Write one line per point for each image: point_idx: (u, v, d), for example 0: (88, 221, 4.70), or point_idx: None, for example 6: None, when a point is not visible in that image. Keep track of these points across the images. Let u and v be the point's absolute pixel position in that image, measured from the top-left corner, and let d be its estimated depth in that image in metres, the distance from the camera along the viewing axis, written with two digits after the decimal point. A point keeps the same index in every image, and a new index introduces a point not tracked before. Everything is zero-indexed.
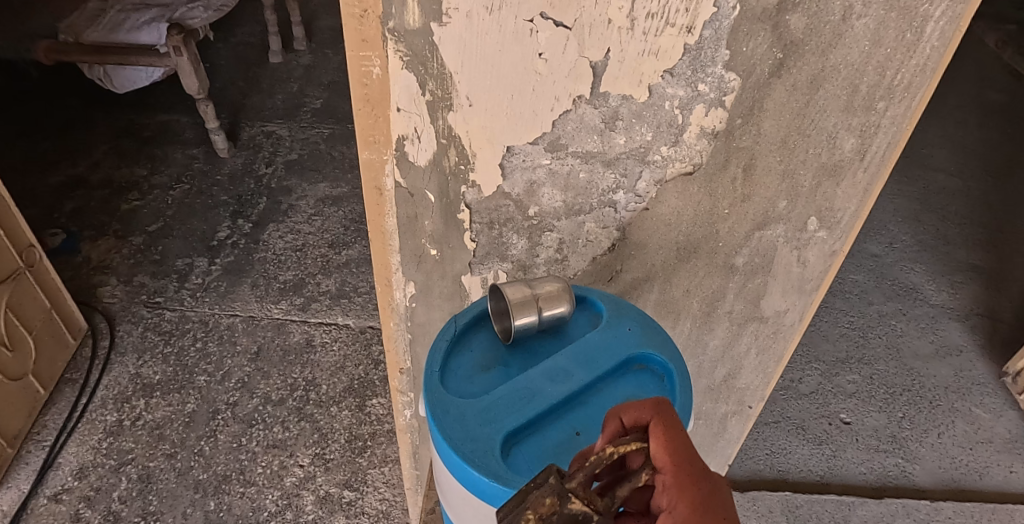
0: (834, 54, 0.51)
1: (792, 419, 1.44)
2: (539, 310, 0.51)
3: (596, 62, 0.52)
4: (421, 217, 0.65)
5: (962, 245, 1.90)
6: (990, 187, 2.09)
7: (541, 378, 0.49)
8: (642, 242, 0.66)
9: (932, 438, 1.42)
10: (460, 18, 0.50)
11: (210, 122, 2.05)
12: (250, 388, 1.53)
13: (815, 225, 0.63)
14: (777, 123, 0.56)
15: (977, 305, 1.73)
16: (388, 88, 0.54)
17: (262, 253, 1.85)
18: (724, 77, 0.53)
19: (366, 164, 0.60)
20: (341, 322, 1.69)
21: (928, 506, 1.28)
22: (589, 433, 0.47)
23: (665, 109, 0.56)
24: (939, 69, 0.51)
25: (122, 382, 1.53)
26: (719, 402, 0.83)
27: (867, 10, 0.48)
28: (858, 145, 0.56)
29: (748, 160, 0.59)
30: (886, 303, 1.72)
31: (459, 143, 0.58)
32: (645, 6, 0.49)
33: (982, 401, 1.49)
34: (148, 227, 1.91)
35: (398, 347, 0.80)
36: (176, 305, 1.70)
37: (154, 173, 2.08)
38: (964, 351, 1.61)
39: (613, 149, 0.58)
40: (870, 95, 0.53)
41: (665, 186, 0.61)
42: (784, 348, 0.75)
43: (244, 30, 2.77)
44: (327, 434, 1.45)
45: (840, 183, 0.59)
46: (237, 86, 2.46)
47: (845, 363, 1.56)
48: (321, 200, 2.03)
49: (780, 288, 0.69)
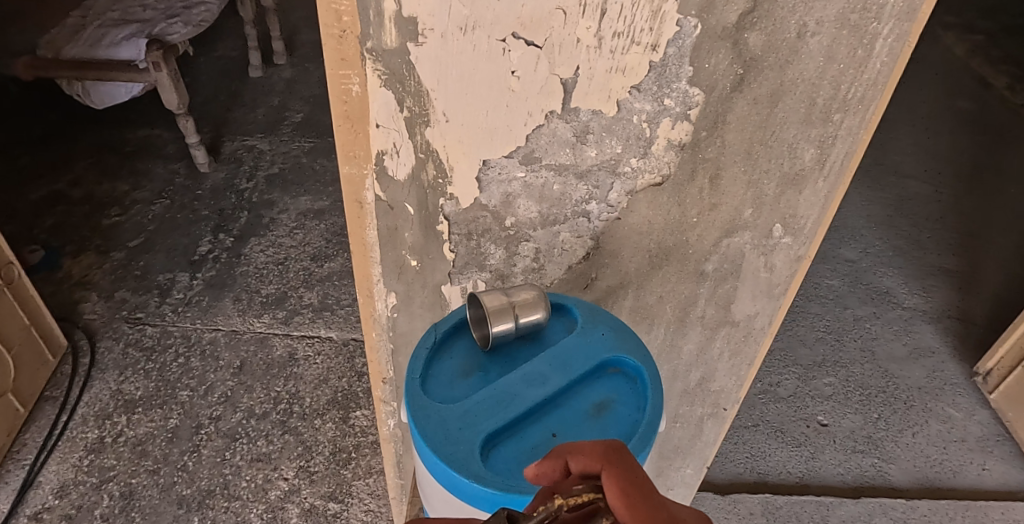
0: (791, 70, 0.54)
1: (771, 422, 1.47)
2: (516, 317, 0.53)
3: (566, 79, 0.55)
4: (401, 229, 0.66)
5: (933, 249, 1.95)
6: (960, 192, 2.16)
7: (519, 383, 0.51)
8: (615, 250, 0.68)
9: (906, 438, 1.45)
10: (435, 38, 0.52)
11: (190, 137, 2.06)
12: (234, 402, 1.53)
13: (780, 231, 0.66)
14: (740, 135, 0.58)
15: (947, 307, 1.78)
16: (367, 105, 0.56)
17: (244, 267, 1.85)
18: (688, 92, 0.56)
19: (347, 179, 0.62)
20: (325, 335, 1.69)
21: (903, 504, 1.31)
22: (565, 434, 0.49)
23: (634, 123, 0.58)
24: (890, 84, 0.54)
25: (103, 398, 1.52)
26: (696, 406, 0.86)
27: (820, 28, 0.51)
28: (818, 154, 0.59)
29: (714, 171, 0.61)
30: (860, 307, 1.77)
31: (437, 157, 0.60)
32: (611, 25, 0.51)
33: (954, 402, 1.53)
34: (128, 243, 1.90)
35: (380, 357, 0.81)
36: (158, 321, 1.70)
37: (135, 189, 2.07)
38: (936, 353, 1.65)
39: (585, 161, 0.61)
40: (827, 107, 0.56)
41: (636, 197, 0.64)
42: (755, 351, 0.78)
43: (225, 45, 2.78)
44: (311, 447, 1.45)
45: (802, 191, 0.62)
46: (219, 101, 2.47)
47: (821, 367, 1.60)
48: (303, 213, 2.03)
49: (749, 293, 0.72)
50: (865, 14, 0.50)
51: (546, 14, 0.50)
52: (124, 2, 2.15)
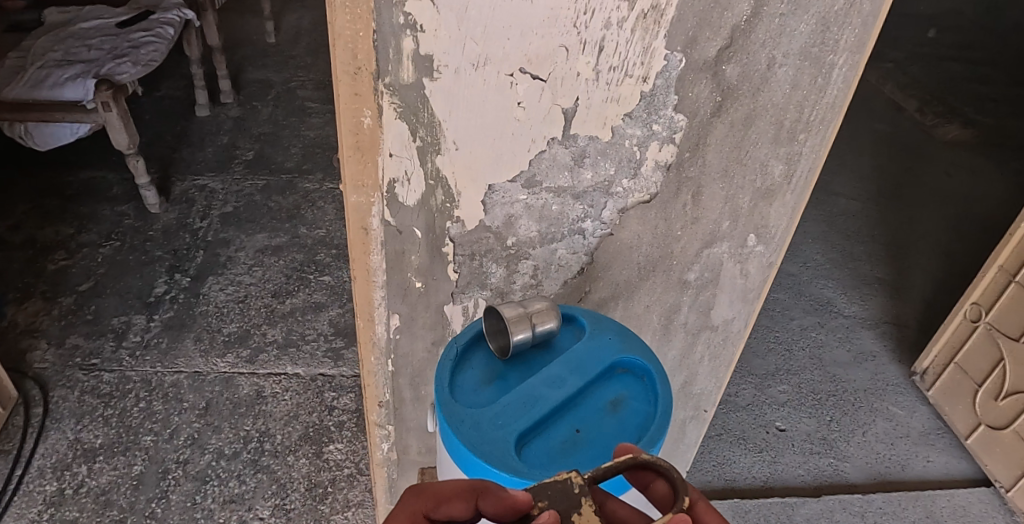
0: (762, 97, 0.62)
1: (734, 431, 1.54)
2: (532, 326, 0.58)
3: (567, 109, 0.61)
4: (408, 252, 0.70)
5: (866, 260, 2.12)
6: (885, 206, 2.35)
7: (541, 385, 0.56)
8: (607, 264, 0.74)
9: (859, 437, 1.56)
10: (449, 74, 0.56)
11: (141, 177, 2.02)
12: (201, 444, 1.47)
13: (753, 241, 0.74)
14: (718, 155, 0.66)
15: (883, 314, 1.92)
16: (380, 136, 0.60)
17: (203, 306, 1.81)
18: (673, 118, 0.63)
19: (355, 207, 0.65)
20: (291, 372, 1.65)
21: (860, 498, 1.39)
22: (589, 429, 0.54)
23: (625, 147, 0.65)
24: (844, 106, 0.63)
25: (60, 449, 1.44)
26: (680, 409, 0.92)
27: (786, 60, 0.59)
28: (786, 170, 0.68)
29: (695, 189, 0.69)
30: (805, 317, 1.89)
31: (446, 183, 0.65)
32: (607, 60, 0.58)
33: (897, 401, 1.66)
34: (78, 287, 1.83)
35: (377, 381, 0.84)
36: (115, 366, 1.63)
37: (81, 232, 2.01)
38: (877, 356, 1.78)
39: (581, 183, 0.67)
40: (793, 128, 0.64)
41: (627, 214, 0.70)
42: (732, 353, 0.85)
43: (168, 85, 2.75)
44: (286, 484, 1.40)
45: (772, 203, 0.70)
46: (166, 141, 2.43)
47: (775, 375, 1.70)
48: (260, 250, 2.01)
49: (727, 299, 0.79)
50: (824, 47, 0.58)
51: (551, 51, 0.56)
52: (67, 42, 2.07)
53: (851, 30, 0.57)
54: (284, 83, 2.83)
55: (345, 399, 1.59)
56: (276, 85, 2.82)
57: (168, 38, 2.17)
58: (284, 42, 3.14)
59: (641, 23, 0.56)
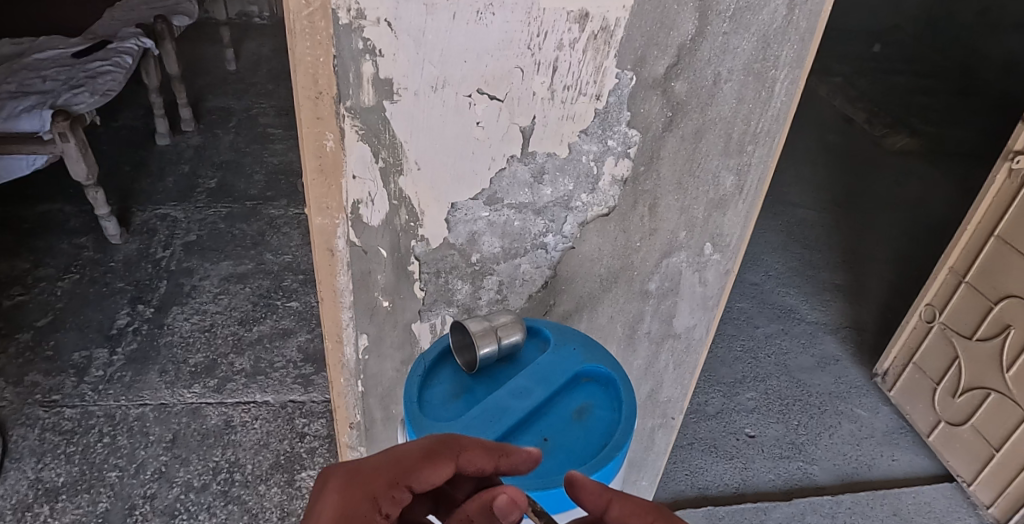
0: (711, 111, 0.65)
1: (704, 440, 1.56)
2: (498, 339, 0.59)
3: (525, 127, 0.63)
4: (375, 272, 0.71)
5: (824, 267, 2.18)
6: (840, 214, 2.43)
7: (508, 397, 0.57)
8: (570, 278, 0.76)
9: (826, 440, 1.59)
10: (409, 96, 0.58)
11: (100, 209, 1.99)
12: (169, 477, 1.43)
13: (710, 249, 0.76)
14: (671, 168, 0.69)
15: (843, 318, 1.99)
16: (343, 159, 0.61)
17: (167, 337, 1.77)
18: (627, 134, 0.66)
19: (319, 229, 0.66)
20: (260, 400, 1.62)
21: (829, 500, 1.43)
22: (556, 437, 0.55)
23: (583, 162, 0.67)
24: (787, 119, 0.66)
25: (20, 490, 1.39)
26: (647, 417, 0.94)
27: (731, 76, 0.63)
28: (737, 181, 0.71)
29: (652, 201, 0.71)
30: (769, 325, 1.94)
31: (409, 203, 0.66)
32: (562, 80, 0.60)
33: (861, 402, 1.71)
34: (36, 322, 1.78)
35: (348, 402, 0.83)
36: (76, 402, 1.58)
37: (38, 266, 1.96)
38: (839, 360, 1.83)
39: (541, 198, 0.69)
40: (741, 140, 0.68)
41: (587, 227, 0.72)
42: (695, 360, 0.88)
43: (126, 115, 2.71)
44: (258, 514, 1.36)
45: (726, 213, 0.73)
46: (124, 171, 2.39)
47: (742, 383, 1.73)
48: (226, 278, 1.98)
49: (687, 307, 0.82)
50: (765, 63, 0.62)
51: (506, 72, 0.58)
52: (20, 74, 2.01)
53: (791, 46, 0.61)
54: (246, 110, 2.82)
55: (316, 425, 1.57)
56: (237, 112, 2.80)
57: (126, 67, 2.13)
58: (244, 69, 3.13)
59: (592, 43, 0.58)
